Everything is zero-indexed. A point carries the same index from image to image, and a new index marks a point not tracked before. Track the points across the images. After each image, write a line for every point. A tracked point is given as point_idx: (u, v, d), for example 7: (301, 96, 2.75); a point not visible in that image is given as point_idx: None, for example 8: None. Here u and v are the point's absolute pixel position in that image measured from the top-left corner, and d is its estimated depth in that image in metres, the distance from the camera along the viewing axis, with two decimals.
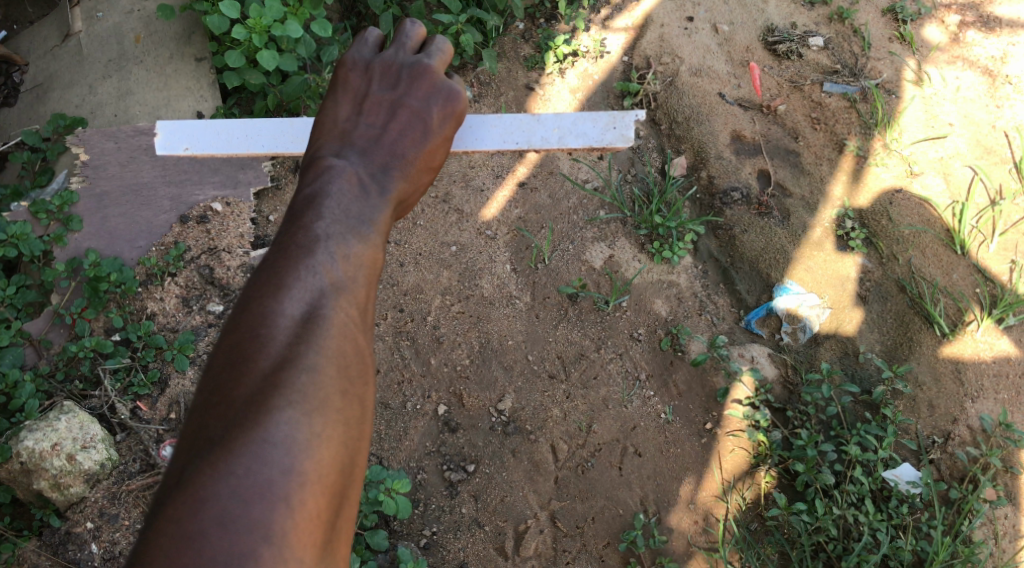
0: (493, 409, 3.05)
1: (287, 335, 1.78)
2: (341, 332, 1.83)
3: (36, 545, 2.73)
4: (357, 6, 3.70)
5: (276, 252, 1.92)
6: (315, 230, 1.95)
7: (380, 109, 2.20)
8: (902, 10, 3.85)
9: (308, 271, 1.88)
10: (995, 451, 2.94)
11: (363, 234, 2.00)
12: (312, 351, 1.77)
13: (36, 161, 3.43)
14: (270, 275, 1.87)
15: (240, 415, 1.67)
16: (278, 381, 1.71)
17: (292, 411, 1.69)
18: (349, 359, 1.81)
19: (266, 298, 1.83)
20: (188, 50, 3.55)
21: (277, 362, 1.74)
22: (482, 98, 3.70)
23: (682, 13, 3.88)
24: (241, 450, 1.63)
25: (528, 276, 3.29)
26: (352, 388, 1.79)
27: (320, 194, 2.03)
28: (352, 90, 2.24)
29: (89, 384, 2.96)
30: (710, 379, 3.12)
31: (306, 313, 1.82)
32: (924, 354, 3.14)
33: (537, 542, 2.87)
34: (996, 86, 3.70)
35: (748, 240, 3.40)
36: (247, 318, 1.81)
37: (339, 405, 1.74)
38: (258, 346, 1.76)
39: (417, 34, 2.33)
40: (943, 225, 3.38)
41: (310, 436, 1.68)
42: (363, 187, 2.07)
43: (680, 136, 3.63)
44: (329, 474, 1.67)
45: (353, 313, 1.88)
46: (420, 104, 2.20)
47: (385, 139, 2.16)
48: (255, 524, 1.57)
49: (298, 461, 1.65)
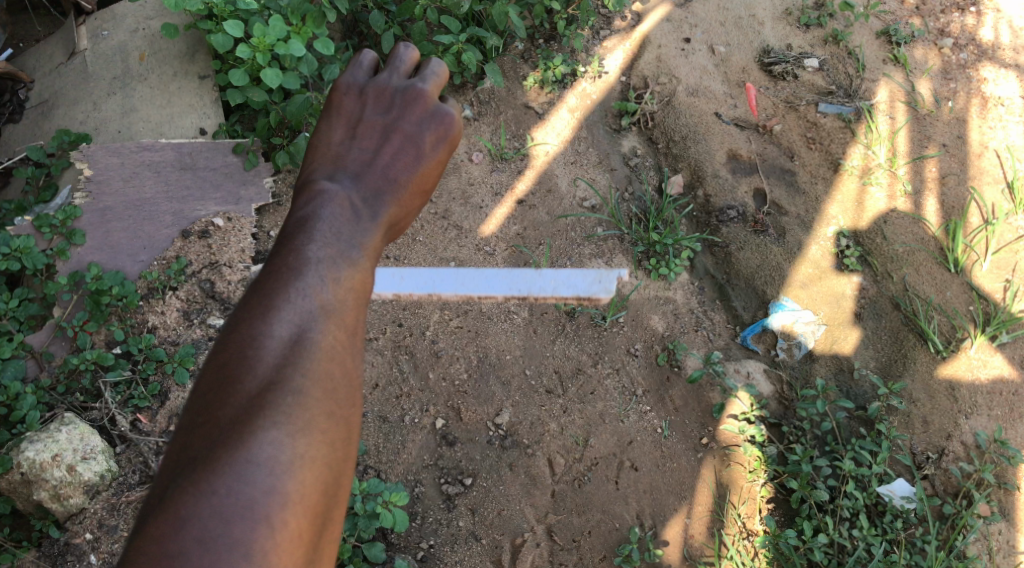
0: (490, 423, 3.06)
1: (274, 357, 1.76)
2: (329, 355, 1.80)
3: (36, 555, 2.76)
4: (358, 26, 3.77)
5: (266, 274, 1.90)
6: (306, 253, 1.92)
7: (373, 134, 2.16)
8: (895, 32, 3.91)
9: (297, 294, 1.85)
10: (988, 466, 2.95)
11: (353, 259, 1.96)
12: (298, 375, 1.75)
13: (40, 176, 3.47)
14: (260, 297, 1.85)
15: (224, 435, 1.67)
16: (263, 402, 1.70)
17: (276, 431, 1.67)
18: (336, 382, 1.78)
19: (254, 320, 1.81)
20: (191, 67, 3.59)
21: (264, 384, 1.73)
22: (481, 117, 3.75)
23: (678, 34, 3.95)
24: (223, 469, 1.62)
25: (526, 293, 3.33)
26: (339, 409, 1.76)
27: (311, 218, 1.99)
28: (346, 114, 2.21)
29: (90, 397, 2.98)
30: (706, 395, 3.15)
31: (294, 335, 1.80)
32: (919, 371, 3.17)
33: (534, 555, 2.88)
34: (988, 107, 3.76)
35: (743, 257, 3.44)
36: (235, 339, 1.79)
37: (324, 426, 1.72)
38: (245, 367, 1.75)
39: (411, 57, 2.28)
40: (936, 244, 3.42)
41: (293, 457, 1.66)
42: (355, 212, 2.03)
43: (677, 155, 3.68)
44: (313, 495, 1.65)
45: (341, 337, 1.84)
46: (414, 128, 2.15)
47: (378, 163, 2.12)
48: (236, 543, 1.57)
49: (281, 481, 1.64)
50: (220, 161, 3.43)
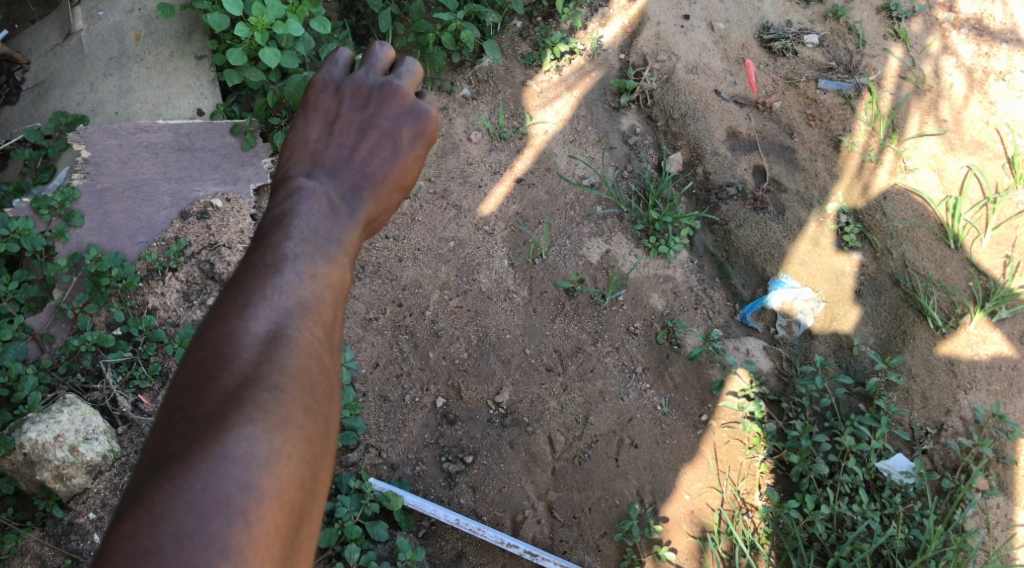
0: (491, 402, 3.06)
1: (251, 353, 1.75)
2: (306, 351, 1.80)
3: (40, 535, 2.76)
4: (355, 5, 3.75)
5: (243, 271, 1.89)
6: (283, 249, 1.91)
7: (350, 130, 2.17)
8: (895, 7, 3.93)
9: (274, 290, 1.84)
10: (987, 440, 2.95)
11: (331, 254, 1.95)
12: (274, 371, 1.73)
13: (38, 158, 3.43)
14: (236, 293, 1.84)
15: (200, 431, 1.65)
16: (239, 399, 1.68)
17: (253, 427, 1.66)
18: (313, 378, 1.78)
19: (231, 316, 1.80)
20: (188, 48, 3.59)
21: (240, 381, 1.71)
22: (480, 95, 3.72)
23: (678, 11, 3.94)
24: (199, 466, 1.60)
25: (526, 272, 3.34)
26: (317, 405, 1.75)
27: (289, 214, 1.98)
28: (323, 111, 2.21)
29: (92, 377, 3.00)
30: (706, 372, 3.16)
31: (271, 331, 1.78)
32: (918, 347, 3.17)
33: (535, 532, 2.87)
34: (988, 82, 3.75)
35: (743, 235, 3.45)
36: (211, 337, 1.78)
37: (302, 422, 1.71)
38: (221, 365, 1.74)
39: (387, 56, 2.29)
40: (936, 220, 3.42)
41: (269, 452, 1.65)
42: (333, 208, 2.03)
43: (676, 133, 3.68)
44: (290, 491, 1.64)
45: (319, 332, 1.84)
46: (390, 124, 2.16)
47: (355, 159, 2.12)
48: (212, 539, 1.55)
49: (257, 476, 1.62)
50: (217, 142, 3.44)
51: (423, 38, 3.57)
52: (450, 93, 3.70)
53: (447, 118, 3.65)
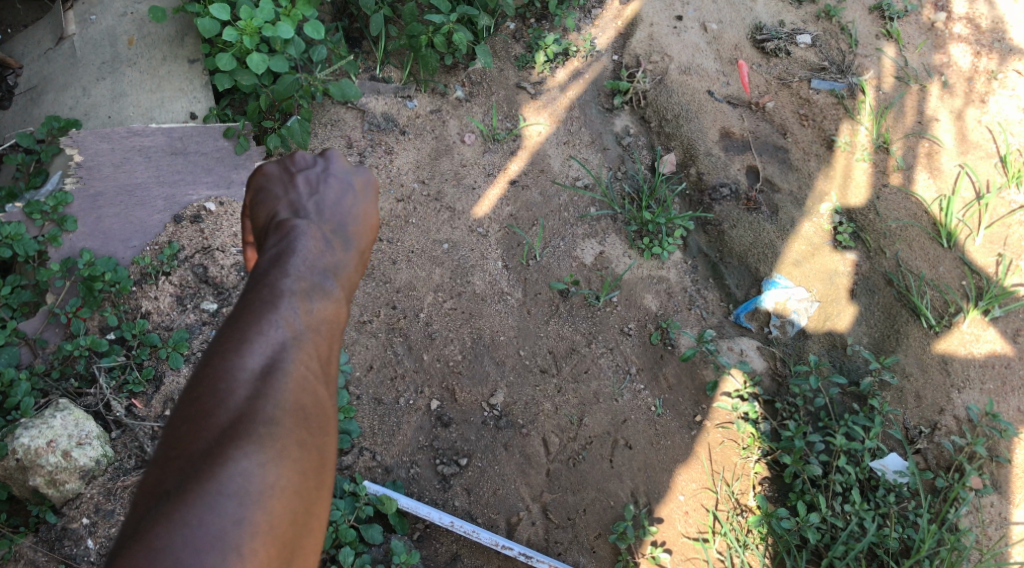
0: (485, 404, 3.06)
1: (247, 389, 1.80)
2: (301, 384, 1.85)
3: (33, 540, 2.74)
4: (348, 7, 3.75)
5: (239, 310, 1.93)
6: (280, 286, 1.97)
7: (312, 178, 2.23)
8: (888, 7, 3.95)
9: (271, 325, 1.89)
10: (980, 439, 2.94)
11: (327, 290, 2.02)
12: (270, 405, 1.79)
13: (31, 163, 3.43)
14: (233, 331, 1.88)
15: (196, 466, 1.69)
16: (235, 433, 1.73)
17: (247, 462, 1.70)
18: (308, 411, 1.84)
19: (228, 353, 1.84)
20: (180, 52, 3.58)
21: (236, 415, 1.76)
22: (473, 97, 3.72)
23: (671, 12, 3.96)
24: (194, 501, 1.64)
25: (520, 274, 3.34)
26: (311, 438, 1.81)
27: (286, 252, 2.04)
28: (274, 172, 2.24)
29: (85, 382, 2.98)
30: (699, 372, 3.16)
31: (267, 365, 1.84)
32: (911, 346, 3.17)
33: (530, 534, 2.87)
34: (980, 81, 3.76)
35: (736, 236, 3.46)
36: (208, 373, 1.81)
37: (296, 455, 1.76)
38: (216, 400, 1.77)
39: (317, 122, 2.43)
40: (929, 220, 3.42)
41: (263, 487, 1.70)
42: (327, 243, 2.11)
43: (669, 133, 3.69)
44: (282, 525, 1.70)
45: (313, 365, 1.90)
46: (343, 168, 2.27)
47: (330, 200, 2.20)
48: None
49: (250, 511, 1.67)
50: (211, 145, 3.43)
51: (416, 40, 3.57)
52: (444, 95, 3.70)
53: (441, 120, 3.65)
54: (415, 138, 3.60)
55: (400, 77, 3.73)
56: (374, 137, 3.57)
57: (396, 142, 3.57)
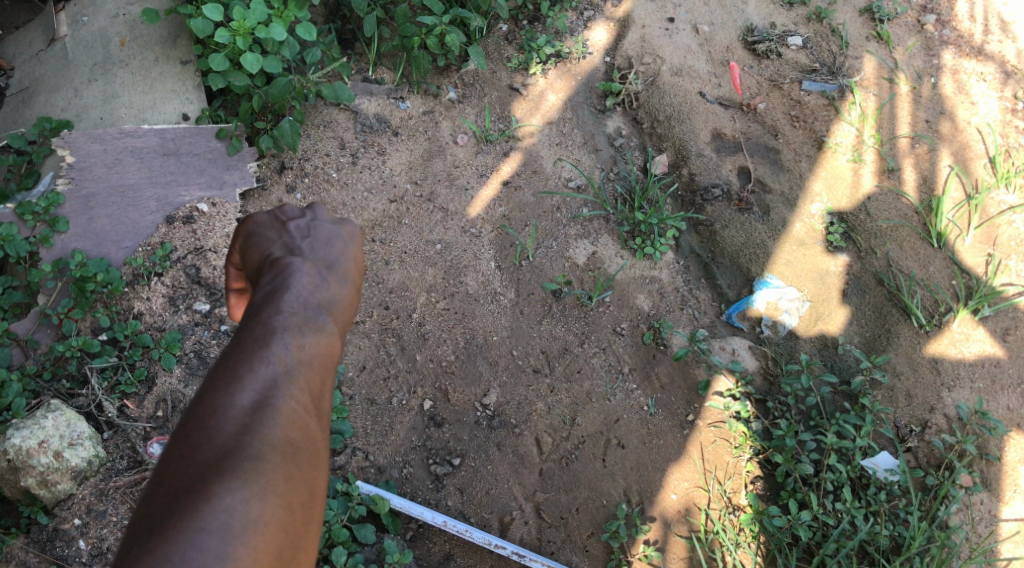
0: (478, 404, 3.06)
1: (235, 425, 1.81)
2: (290, 419, 1.86)
3: (24, 542, 2.73)
4: (341, 9, 3.76)
5: (230, 348, 1.94)
6: (272, 323, 1.96)
7: (304, 223, 2.21)
8: (878, 9, 3.98)
9: (262, 362, 1.90)
10: (970, 437, 2.96)
11: (319, 325, 2.01)
12: (258, 441, 1.80)
13: (22, 163, 3.37)
14: (223, 368, 1.90)
15: (180, 503, 1.71)
16: (221, 469, 1.75)
17: (232, 498, 1.72)
18: (296, 445, 1.84)
19: (217, 391, 1.85)
20: (172, 52, 3.56)
21: (223, 451, 1.77)
22: (466, 99, 3.73)
23: (662, 14, 3.99)
24: (177, 537, 1.66)
25: (513, 274, 3.35)
26: (299, 472, 1.82)
27: (279, 290, 2.04)
28: (268, 221, 2.22)
29: (76, 383, 2.98)
30: (692, 372, 3.17)
31: (257, 402, 1.85)
32: (902, 345, 3.19)
33: (522, 533, 2.88)
34: (968, 83, 3.78)
35: (728, 236, 3.48)
36: (198, 412, 1.83)
37: (283, 489, 1.77)
38: (205, 437, 1.79)
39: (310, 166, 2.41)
40: (920, 220, 3.44)
41: (247, 522, 1.71)
42: (323, 280, 2.10)
43: (661, 135, 3.71)
44: (265, 559, 1.71)
45: (304, 400, 1.91)
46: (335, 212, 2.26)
47: (323, 243, 2.18)
48: None
49: (233, 547, 1.68)
50: (203, 146, 3.40)
51: (410, 41, 3.58)
52: (437, 96, 3.71)
53: (434, 121, 3.66)
54: (407, 139, 3.60)
55: (392, 78, 3.73)
56: (367, 138, 3.58)
57: (388, 143, 3.58)
